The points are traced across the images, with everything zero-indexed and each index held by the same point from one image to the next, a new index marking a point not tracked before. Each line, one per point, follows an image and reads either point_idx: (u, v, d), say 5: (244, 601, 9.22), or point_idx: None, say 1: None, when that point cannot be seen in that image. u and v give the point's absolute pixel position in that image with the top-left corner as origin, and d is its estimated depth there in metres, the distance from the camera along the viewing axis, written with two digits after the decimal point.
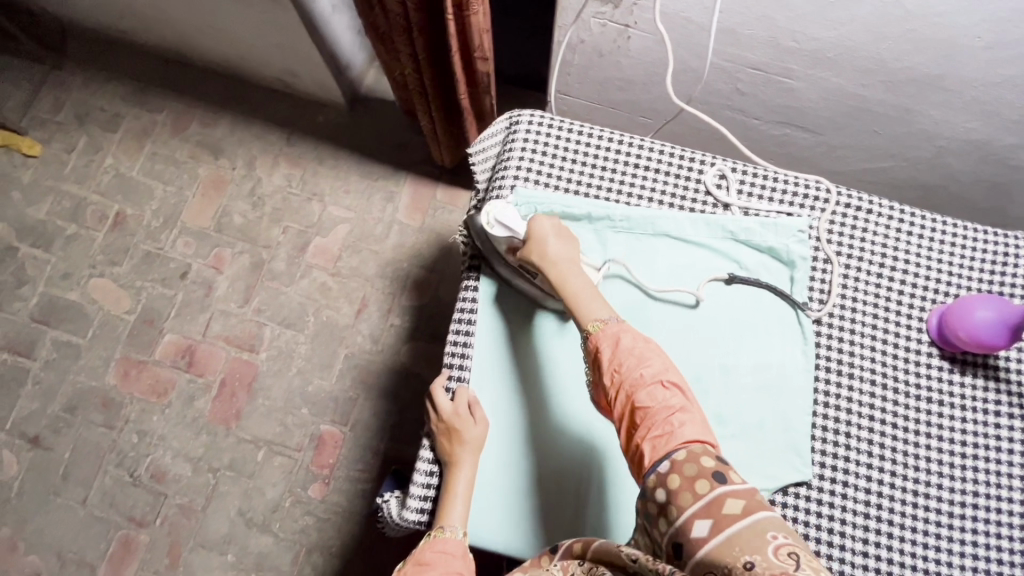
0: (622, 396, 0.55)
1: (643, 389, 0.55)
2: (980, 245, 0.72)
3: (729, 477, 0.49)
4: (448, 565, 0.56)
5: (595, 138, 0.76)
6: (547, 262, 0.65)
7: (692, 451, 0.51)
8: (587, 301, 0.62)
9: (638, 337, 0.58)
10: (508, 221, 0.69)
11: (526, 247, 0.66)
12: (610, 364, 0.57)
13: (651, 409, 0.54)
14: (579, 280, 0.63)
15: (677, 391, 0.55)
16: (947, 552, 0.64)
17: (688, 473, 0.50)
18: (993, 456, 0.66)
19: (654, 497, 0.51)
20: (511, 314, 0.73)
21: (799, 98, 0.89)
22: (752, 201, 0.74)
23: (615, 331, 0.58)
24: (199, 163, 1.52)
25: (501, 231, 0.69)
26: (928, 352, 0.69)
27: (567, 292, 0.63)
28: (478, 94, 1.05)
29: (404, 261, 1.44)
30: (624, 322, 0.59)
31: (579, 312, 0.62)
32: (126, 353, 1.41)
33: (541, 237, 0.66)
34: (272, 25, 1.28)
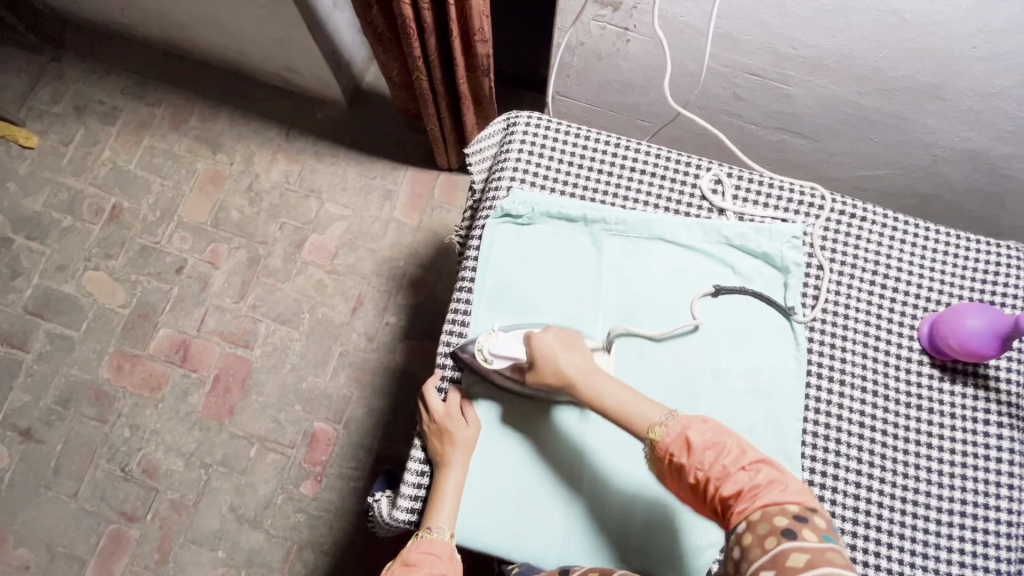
0: (700, 470, 0.53)
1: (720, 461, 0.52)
2: (973, 254, 0.72)
3: (802, 535, 0.48)
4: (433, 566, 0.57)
5: (592, 140, 0.76)
6: (570, 379, 0.61)
7: (767, 511, 0.50)
8: (633, 406, 0.58)
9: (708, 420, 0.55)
10: (506, 351, 0.65)
11: (539, 372, 0.63)
12: (684, 448, 0.54)
13: (730, 480, 0.52)
14: (614, 385, 0.60)
15: (765, 467, 0.52)
16: (935, 560, 0.64)
17: (759, 531, 0.49)
18: (982, 464, 0.67)
19: (730, 555, 0.50)
20: (522, 408, 0.68)
21: (796, 105, 0.89)
22: (747, 206, 0.74)
23: (679, 429, 0.54)
24: (196, 158, 1.52)
25: (503, 362, 0.66)
26: (918, 360, 0.70)
27: (608, 403, 0.59)
28: (479, 78, 1.03)
29: (400, 259, 1.44)
30: (682, 414, 0.56)
31: (631, 422, 0.58)
32: (120, 346, 1.40)
33: (549, 356, 0.62)
34: (272, 21, 1.27)
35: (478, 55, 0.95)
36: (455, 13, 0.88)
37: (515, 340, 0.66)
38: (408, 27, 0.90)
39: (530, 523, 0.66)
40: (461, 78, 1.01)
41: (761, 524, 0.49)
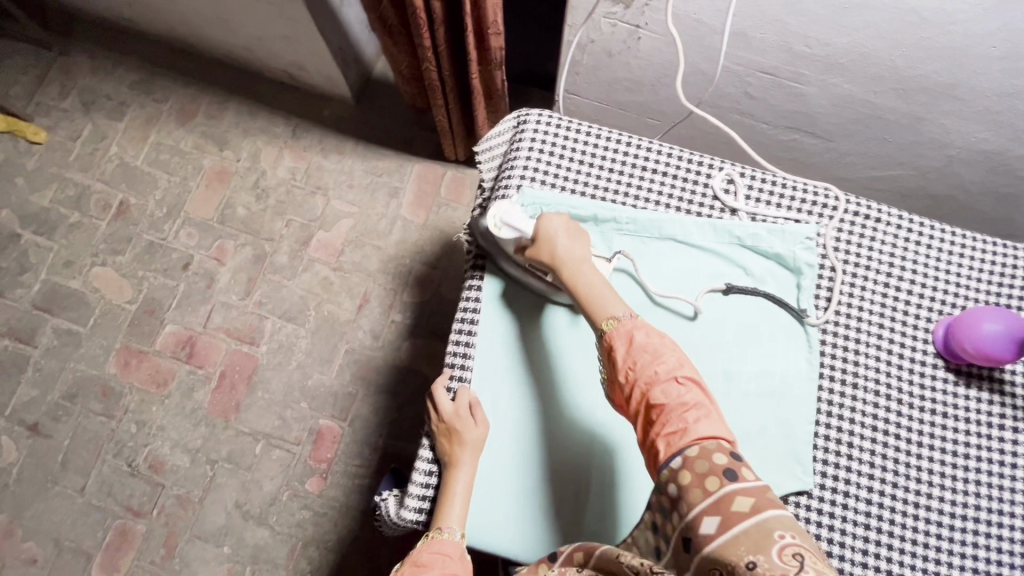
0: (637, 392, 0.55)
1: (659, 388, 0.54)
2: (988, 256, 0.71)
3: (740, 473, 0.50)
4: (445, 568, 0.57)
5: (603, 139, 0.76)
6: (555, 260, 0.64)
7: (705, 447, 0.52)
8: (601, 298, 0.62)
9: (652, 335, 0.58)
10: (514, 222, 0.67)
11: (535, 248, 0.66)
12: (626, 364, 0.56)
13: (666, 406, 0.54)
14: (591, 275, 0.63)
15: (694, 387, 0.54)
16: (948, 566, 0.63)
17: (699, 469, 0.51)
18: (996, 470, 0.66)
19: (667, 492, 0.52)
20: (519, 299, 0.73)
21: (809, 104, 0.88)
22: (759, 207, 0.73)
23: (630, 328, 0.58)
24: (203, 154, 1.51)
25: (511, 232, 0.68)
26: (932, 364, 0.69)
27: (579, 289, 0.63)
28: (490, 73, 1.02)
29: (407, 257, 1.43)
30: (639, 317, 0.59)
31: (593, 311, 0.61)
32: (127, 342, 1.41)
33: (548, 236, 0.65)
34: (279, 17, 1.27)
35: (490, 49, 0.94)
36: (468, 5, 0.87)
37: (524, 216, 0.69)
38: (419, 19, 0.89)
39: (539, 524, 0.66)
40: (473, 72, 1.00)
41: (698, 456, 0.51)
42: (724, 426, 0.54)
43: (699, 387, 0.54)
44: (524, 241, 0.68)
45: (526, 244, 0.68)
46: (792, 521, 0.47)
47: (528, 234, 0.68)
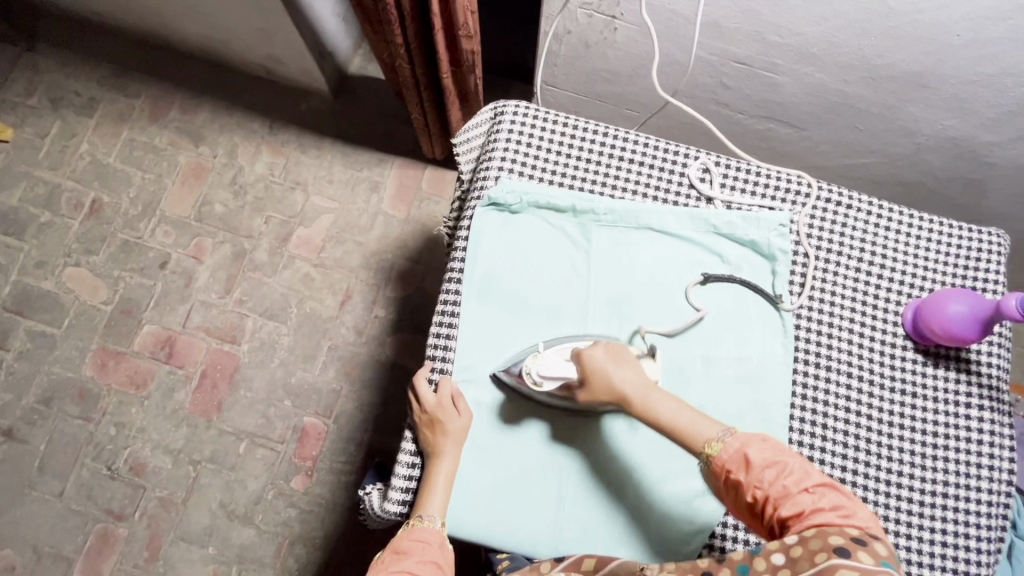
0: (765, 505, 0.53)
1: (785, 496, 0.52)
2: (955, 240, 0.73)
3: (857, 558, 0.47)
4: (423, 556, 0.59)
5: (580, 130, 0.76)
6: (623, 397, 0.60)
7: (823, 531, 0.50)
8: (687, 420, 0.58)
9: (762, 445, 0.55)
10: (558, 375, 0.64)
11: (593, 393, 0.62)
12: (749, 480, 0.54)
13: (797, 511, 0.52)
14: (665, 399, 0.59)
15: (827, 491, 0.52)
16: (918, 540, 0.66)
17: (812, 546, 0.49)
18: (963, 447, 0.68)
19: (772, 560, 0.50)
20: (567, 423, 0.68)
21: (783, 93, 0.89)
22: (734, 194, 0.74)
23: (737, 447, 0.55)
24: (178, 151, 1.49)
25: (553, 382, 0.65)
26: (902, 345, 0.71)
27: (663, 421, 0.59)
28: (463, 73, 1.02)
29: (389, 252, 1.43)
30: (740, 432, 0.56)
31: (686, 437, 0.58)
32: (104, 343, 1.38)
33: (601, 376, 0.61)
34: (253, 10, 1.25)
35: (462, 50, 0.94)
36: (438, 5, 0.87)
37: (557, 360, 0.65)
38: (389, 15, 0.89)
39: (526, 512, 0.66)
40: (445, 72, 1.00)
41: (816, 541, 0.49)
42: (857, 521, 0.51)
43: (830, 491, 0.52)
44: (575, 387, 0.64)
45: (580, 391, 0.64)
46: None
47: (574, 377, 0.64)
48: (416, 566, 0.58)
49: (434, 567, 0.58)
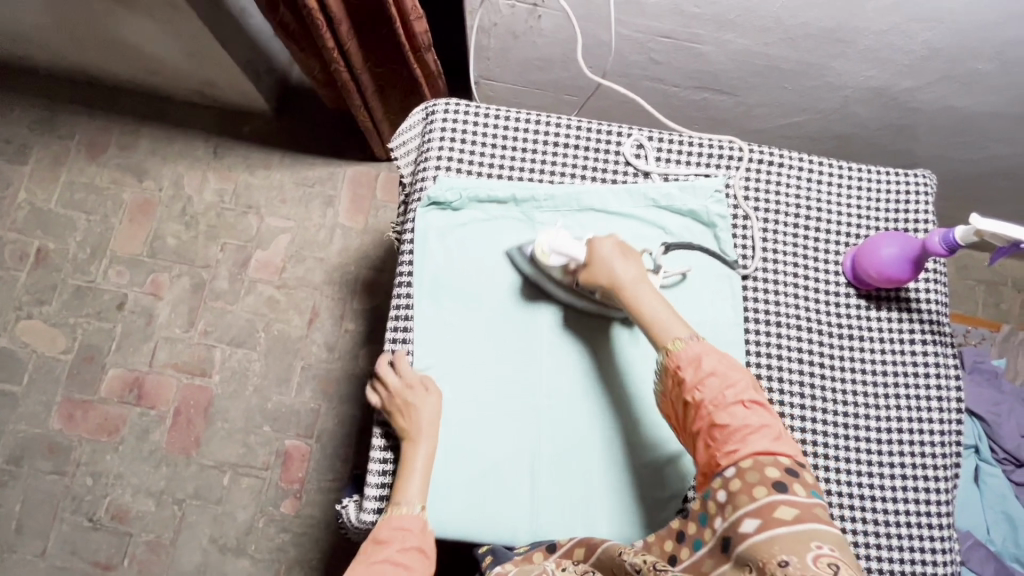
0: (704, 413, 0.56)
1: (722, 405, 0.56)
2: (884, 186, 0.76)
3: (792, 487, 0.51)
4: (407, 542, 0.58)
5: (513, 120, 0.76)
6: (615, 284, 0.64)
7: (759, 461, 0.53)
8: (666, 318, 0.61)
9: (713, 355, 0.58)
10: (564, 249, 0.67)
11: (589, 271, 0.66)
12: (692, 379, 0.57)
13: (730, 424, 0.55)
14: (654, 291, 0.63)
15: (759, 410, 0.56)
16: (879, 476, 0.69)
17: (749, 479, 0.52)
18: (912, 382, 0.71)
19: (715, 497, 0.54)
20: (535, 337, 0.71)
21: (710, 62, 0.91)
22: (670, 166, 0.76)
23: (697, 351, 0.58)
24: (122, 188, 1.45)
25: (559, 258, 0.68)
26: (846, 292, 0.73)
27: (642, 309, 0.62)
28: (422, 57, 0.95)
29: (351, 264, 1.41)
30: (705, 340, 0.59)
31: (655, 330, 0.61)
32: (69, 394, 1.34)
33: (603, 257, 0.65)
34: (176, 37, 1.22)
35: (415, 34, 0.88)
36: None
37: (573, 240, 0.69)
38: (315, 20, 0.84)
39: (500, 504, 0.67)
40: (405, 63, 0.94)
41: (750, 466, 0.53)
42: (785, 444, 0.55)
43: (766, 410, 0.56)
44: (575, 268, 0.68)
45: (578, 267, 0.68)
46: (836, 539, 0.47)
47: (578, 259, 0.68)
48: (399, 553, 0.57)
49: (418, 552, 0.58)
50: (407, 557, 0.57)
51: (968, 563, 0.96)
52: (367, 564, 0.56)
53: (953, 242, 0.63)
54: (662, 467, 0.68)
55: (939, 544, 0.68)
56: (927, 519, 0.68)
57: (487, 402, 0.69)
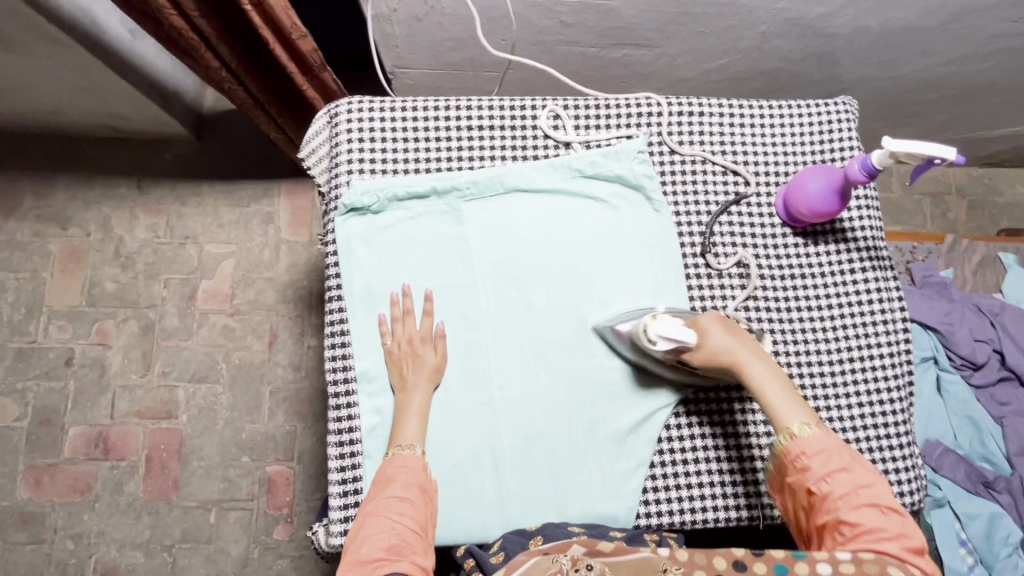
0: (829, 501, 0.56)
1: (850, 503, 0.55)
2: (806, 119, 0.76)
3: None
4: (409, 479, 0.60)
5: (422, 109, 0.73)
6: (732, 361, 0.63)
7: (883, 557, 0.51)
8: (785, 402, 0.61)
9: (840, 452, 0.58)
10: (673, 334, 0.64)
11: (700, 354, 0.64)
12: (818, 471, 0.58)
13: (860, 524, 0.54)
14: (769, 370, 0.63)
15: (894, 518, 0.54)
16: (836, 407, 0.70)
17: (868, 567, 0.50)
18: (858, 311, 0.72)
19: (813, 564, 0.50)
20: (482, 326, 0.70)
21: (621, 17, 0.87)
22: (590, 133, 0.74)
23: (824, 443, 0.58)
24: (46, 240, 1.37)
25: (668, 343, 0.64)
26: (783, 234, 0.73)
27: (760, 387, 0.62)
28: (317, 75, 0.89)
29: (302, 279, 1.36)
30: (833, 435, 0.59)
31: (773, 413, 0.62)
32: (32, 461, 1.29)
33: (714, 340, 0.64)
34: (62, 71, 1.13)
35: (303, 53, 0.83)
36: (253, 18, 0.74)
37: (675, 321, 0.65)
38: (190, 39, 0.78)
39: (468, 503, 0.66)
40: (298, 83, 0.88)
41: (869, 557, 0.51)
42: (922, 561, 0.52)
43: (903, 519, 0.54)
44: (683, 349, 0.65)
45: (682, 347, 0.65)
46: None
47: (686, 342, 0.64)
48: (403, 490, 0.59)
49: (420, 488, 0.60)
50: (411, 493, 0.59)
51: (940, 470, 1.01)
52: (375, 502, 0.58)
53: (872, 167, 0.64)
54: (622, 441, 0.68)
55: (902, 464, 0.69)
56: (887, 441, 0.70)
57: (441, 402, 0.68)
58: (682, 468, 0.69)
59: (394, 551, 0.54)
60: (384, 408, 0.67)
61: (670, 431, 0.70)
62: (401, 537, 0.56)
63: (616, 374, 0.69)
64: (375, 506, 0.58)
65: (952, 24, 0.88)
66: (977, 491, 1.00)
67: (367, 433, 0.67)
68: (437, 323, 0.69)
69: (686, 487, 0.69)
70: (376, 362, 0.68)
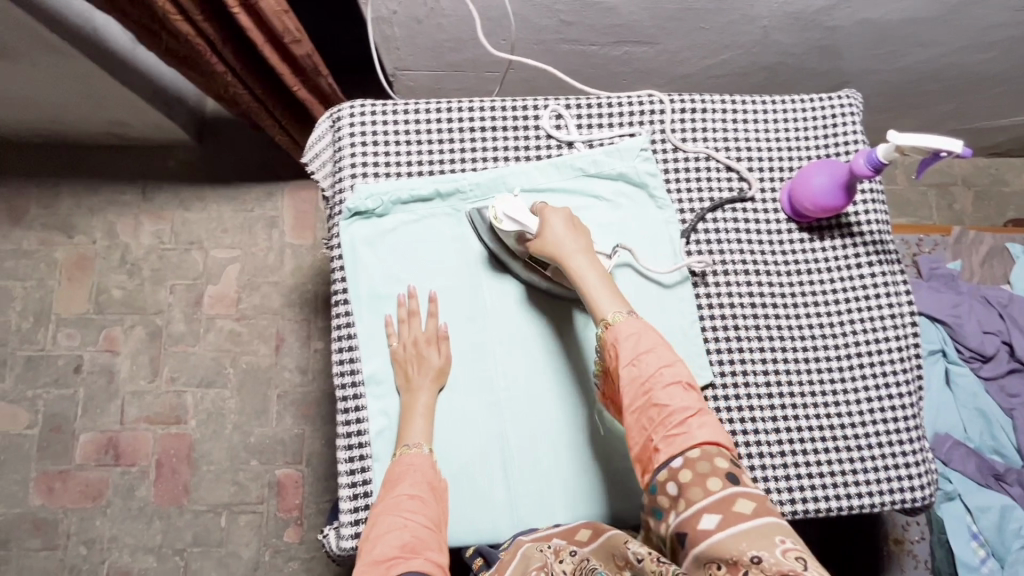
0: (640, 393, 0.57)
1: (660, 385, 0.57)
2: (810, 113, 0.75)
3: (739, 478, 0.51)
4: (418, 477, 0.60)
5: (424, 111, 0.73)
6: (559, 254, 0.64)
7: (705, 450, 0.53)
8: (601, 293, 0.63)
9: (646, 334, 0.60)
10: (517, 215, 0.66)
11: (540, 240, 0.66)
12: (628, 357, 0.58)
13: (669, 407, 0.56)
14: (597, 268, 0.64)
15: (692, 393, 0.57)
16: (845, 403, 0.70)
17: (701, 470, 0.52)
18: (865, 305, 0.72)
19: (667, 491, 0.53)
20: (487, 329, 0.70)
21: (621, 14, 0.87)
22: (593, 132, 0.74)
23: (632, 328, 0.60)
24: (53, 248, 1.38)
25: (512, 224, 0.67)
26: (787, 229, 0.73)
27: (579, 278, 0.63)
28: (312, 79, 0.89)
29: (306, 282, 1.37)
30: (639, 318, 0.61)
31: (593, 305, 0.63)
32: (44, 468, 1.30)
33: (552, 231, 0.65)
34: (65, 81, 1.13)
35: (298, 58, 0.82)
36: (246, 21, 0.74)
37: (524, 206, 0.67)
38: (195, 45, 0.77)
39: (479, 505, 0.66)
40: (293, 86, 0.88)
41: (697, 455, 0.53)
42: (722, 431, 0.56)
43: (701, 394, 0.57)
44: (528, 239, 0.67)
45: (528, 235, 0.67)
46: (792, 531, 0.47)
47: (530, 227, 0.66)
48: (412, 488, 0.59)
49: (430, 485, 0.60)
50: (421, 490, 0.59)
51: (950, 464, 1.00)
52: (385, 501, 0.58)
53: (877, 162, 0.63)
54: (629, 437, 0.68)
55: (913, 459, 0.69)
56: (897, 436, 0.69)
57: (448, 403, 0.68)
58: None
59: (408, 548, 0.54)
60: (391, 410, 0.68)
61: None
62: (414, 534, 0.56)
63: None
64: (385, 505, 0.58)
65: (956, 15, 0.88)
66: (988, 483, 0.99)
67: (375, 435, 0.67)
68: (442, 324, 0.69)
69: None
70: (383, 364, 0.69)
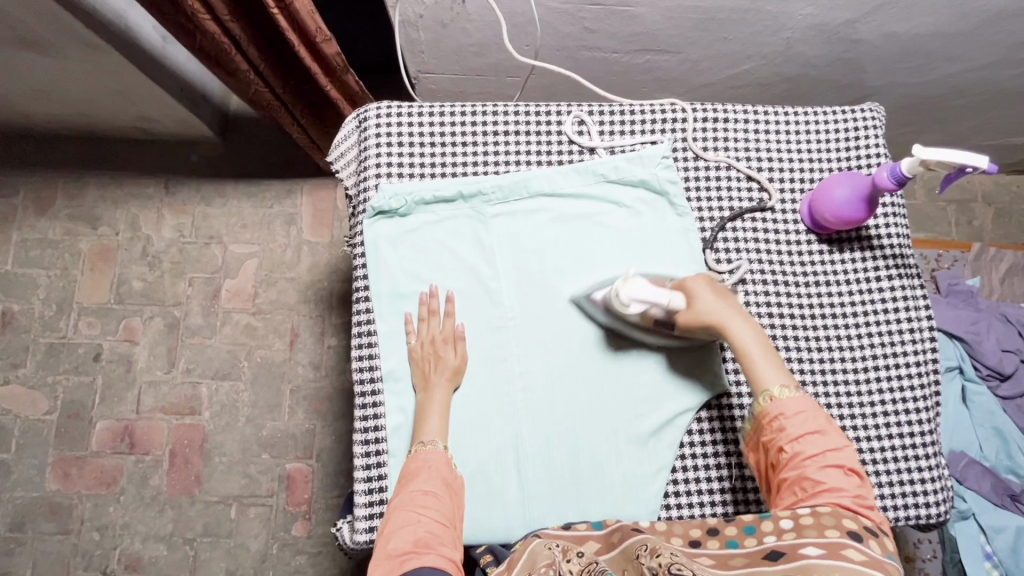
0: (793, 455, 0.57)
1: (819, 457, 0.56)
2: (834, 125, 0.75)
3: (867, 542, 0.50)
4: (432, 474, 0.61)
5: (449, 115, 0.74)
6: (716, 320, 0.63)
7: (838, 510, 0.53)
8: (760, 361, 0.61)
9: (815, 413, 0.58)
10: (644, 297, 0.64)
11: (688, 312, 0.65)
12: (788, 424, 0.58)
13: (823, 480, 0.55)
14: (757, 336, 0.63)
15: (853, 477, 0.56)
16: (861, 416, 0.70)
17: (825, 521, 0.52)
18: (884, 319, 0.72)
19: (778, 523, 0.54)
20: (506, 332, 0.70)
21: (645, 23, 0.88)
22: (615, 138, 0.75)
23: (795, 404, 0.58)
24: (77, 238, 1.41)
25: (639, 306, 0.65)
26: (807, 240, 0.73)
27: (739, 343, 0.62)
28: (341, 78, 0.91)
29: (322, 280, 1.38)
30: (806, 396, 0.59)
31: (753, 372, 0.61)
32: (61, 454, 1.33)
33: (702, 300, 0.64)
34: (94, 73, 1.15)
35: (326, 56, 0.84)
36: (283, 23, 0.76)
37: (648, 284, 0.66)
38: (221, 42, 0.79)
39: (491, 506, 0.67)
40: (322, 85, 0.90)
41: (827, 511, 0.53)
42: (873, 518, 0.54)
43: (864, 481, 0.56)
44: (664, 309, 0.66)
45: (665, 311, 0.66)
46: None
47: (661, 303, 0.65)
48: (427, 484, 0.60)
49: (444, 482, 0.61)
50: (435, 486, 0.60)
51: (965, 482, 0.99)
52: (399, 497, 0.59)
53: (901, 175, 0.63)
54: (645, 442, 0.68)
55: (929, 475, 0.69)
56: (913, 451, 0.69)
57: (463, 401, 0.69)
58: (702, 472, 0.69)
59: (421, 543, 0.55)
60: (407, 407, 0.69)
61: (692, 437, 0.70)
62: (428, 530, 0.56)
63: (639, 377, 0.70)
64: (399, 500, 0.59)
65: (982, 30, 0.87)
66: (1003, 504, 0.98)
67: (391, 432, 0.68)
68: (459, 324, 0.70)
69: (710, 492, 0.69)
70: (401, 362, 0.70)
